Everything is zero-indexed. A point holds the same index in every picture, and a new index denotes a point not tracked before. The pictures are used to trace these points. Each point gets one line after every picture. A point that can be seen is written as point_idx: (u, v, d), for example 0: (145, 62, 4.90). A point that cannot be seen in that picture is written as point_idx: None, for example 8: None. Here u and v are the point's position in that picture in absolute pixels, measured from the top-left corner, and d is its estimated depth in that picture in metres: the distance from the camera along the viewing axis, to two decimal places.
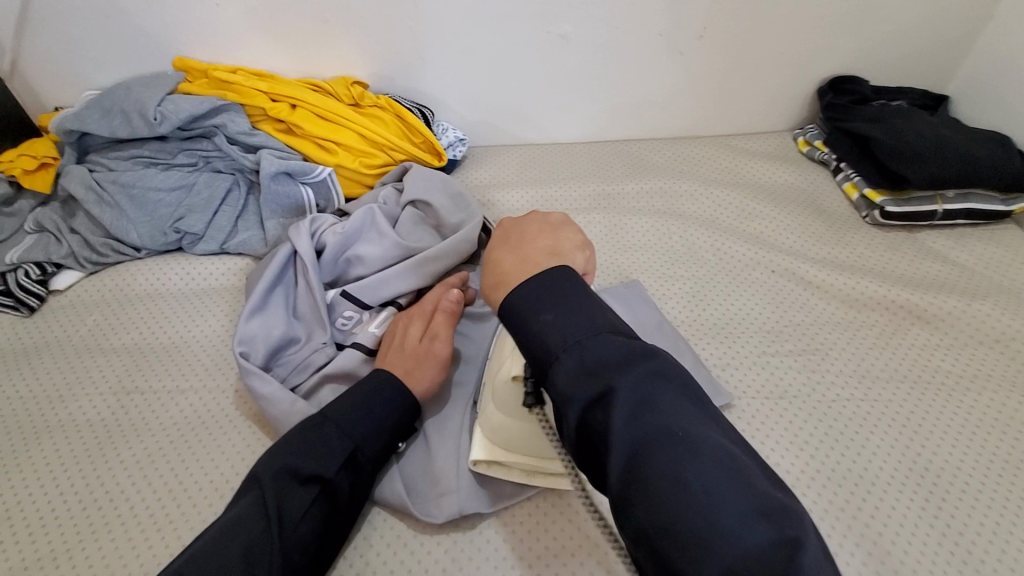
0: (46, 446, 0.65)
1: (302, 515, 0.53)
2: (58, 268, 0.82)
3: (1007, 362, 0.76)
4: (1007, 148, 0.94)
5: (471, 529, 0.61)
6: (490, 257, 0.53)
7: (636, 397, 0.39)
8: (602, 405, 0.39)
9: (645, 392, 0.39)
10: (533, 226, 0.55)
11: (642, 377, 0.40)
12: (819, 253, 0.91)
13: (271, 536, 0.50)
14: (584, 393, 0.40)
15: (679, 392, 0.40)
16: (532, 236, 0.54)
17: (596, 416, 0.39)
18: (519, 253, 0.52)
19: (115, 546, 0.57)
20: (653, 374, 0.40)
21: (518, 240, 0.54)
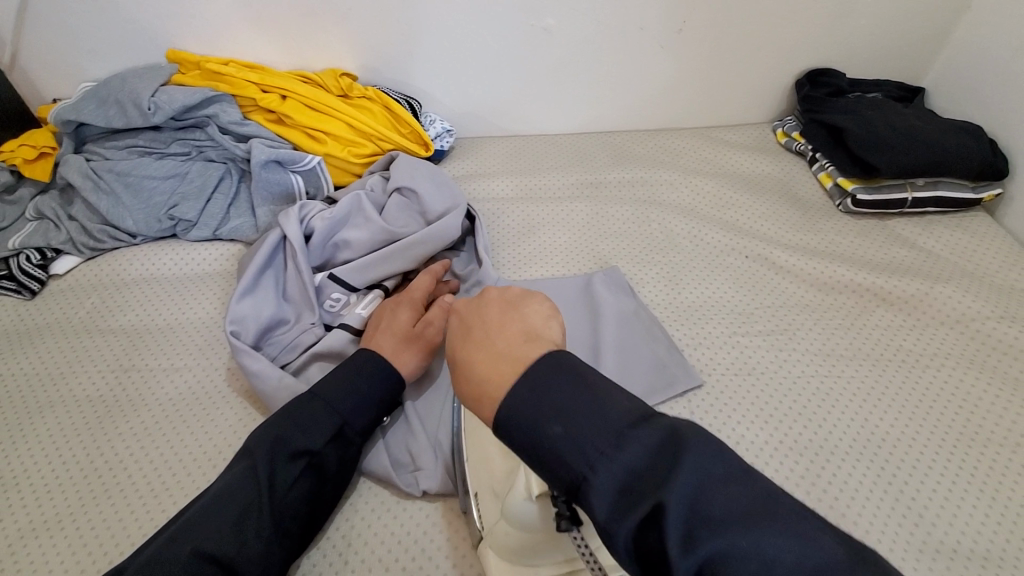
0: (48, 420, 0.68)
1: (292, 484, 0.56)
2: (57, 253, 0.85)
3: (967, 342, 0.80)
4: (976, 138, 0.98)
5: (452, 499, 0.64)
6: (460, 363, 0.44)
7: (690, 506, 0.34)
8: (651, 525, 0.34)
9: (695, 503, 0.34)
10: (491, 301, 0.47)
11: (687, 477, 0.34)
12: (793, 239, 0.94)
13: (263, 503, 0.53)
14: (628, 520, 0.34)
15: (726, 477, 0.35)
16: (495, 323, 0.44)
17: (648, 540, 0.34)
18: (493, 341, 0.43)
19: (114, 512, 0.60)
20: (698, 473, 0.35)
21: (479, 327, 0.45)
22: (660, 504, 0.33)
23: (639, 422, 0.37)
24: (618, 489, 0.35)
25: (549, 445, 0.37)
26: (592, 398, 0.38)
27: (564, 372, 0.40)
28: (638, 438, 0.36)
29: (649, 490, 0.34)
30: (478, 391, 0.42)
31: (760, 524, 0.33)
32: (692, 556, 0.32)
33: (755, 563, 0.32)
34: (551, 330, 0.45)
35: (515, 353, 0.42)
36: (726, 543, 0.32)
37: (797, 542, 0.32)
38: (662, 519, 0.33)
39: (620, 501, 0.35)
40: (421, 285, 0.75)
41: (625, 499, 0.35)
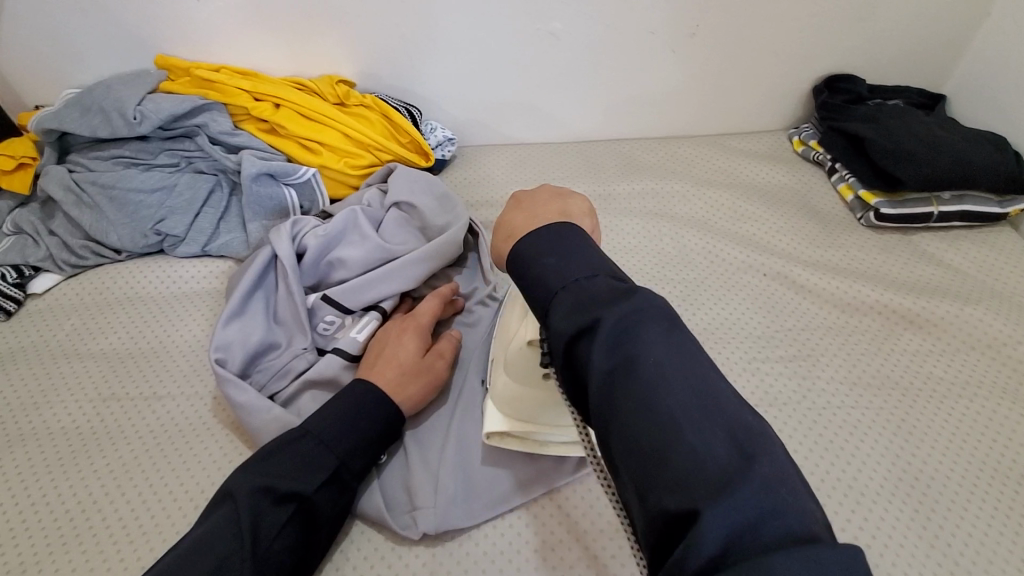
0: (20, 454, 0.63)
1: (278, 533, 0.51)
2: (37, 271, 0.80)
3: (1000, 369, 0.75)
4: (1004, 148, 0.93)
5: (452, 542, 0.60)
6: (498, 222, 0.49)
7: (624, 326, 0.35)
8: (586, 339, 0.36)
9: (629, 323, 0.35)
10: (544, 190, 0.52)
11: (626, 309, 0.36)
12: (812, 255, 0.90)
13: (245, 556, 0.48)
14: (568, 330, 0.36)
15: (665, 320, 0.36)
16: (541, 200, 0.50)
17: (580, 350, 0.36)
18: (532, 209, 0.49)
19: (87, 558, 0.56)
20: (640, 309, 0.36)
21: (528, 202, 0.50)
22: (598, 322, 0.35)
23: (602, 273, 0.39)
24: (573, 300, 0.38)
25: (536, 273, 0.41)
26: (584, 248, 0.42)
27: (584, 244, 0.42)
28: (603, 283, 0.38)
29: (600, 307, 0.36)
30: (506, 231, 0.47)
31: (678, 362, 0.34)
32: (611, 361, 0.35)
33: (658, 384, 0.33)
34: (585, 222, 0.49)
35: (547, 218, 0.47)
36: (638, 357, 0.34)
37: (702, 386, 0.33)
38: (597, 329, 0.35)
39: (568, 305, 0.38)
40: (427, 310, 0.71)
41: (576, 312, 0.37)
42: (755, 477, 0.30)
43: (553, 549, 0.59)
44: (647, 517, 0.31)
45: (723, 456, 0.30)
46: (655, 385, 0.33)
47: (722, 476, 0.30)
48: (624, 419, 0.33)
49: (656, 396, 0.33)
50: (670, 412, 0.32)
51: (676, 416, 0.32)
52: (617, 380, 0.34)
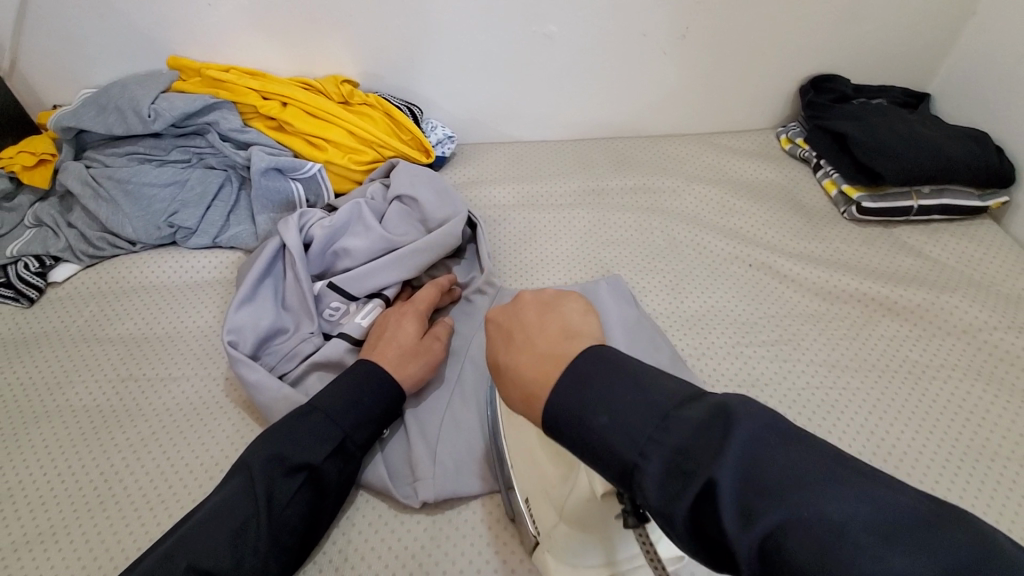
0: (44, 430, 0.67)
1: (289, 499, 0.55)
2: (56, 261, 0.84)
3: (974, 353, 0.79)
4: (982, 145, 0.97)
5: (451, 512, 0.64)
6: (501, 369, 0.43)
7: (741, 479, 0.31)
8: (709, 508, 0.31)
9: (748, 467, 0.31)
10: (526, 303, 0.46)
11: (738, 449, 0.31)
12: (797, 247, 0.94)
13: (259, 518, 0.52)
14: (687, 500, 0.31)
15: (781, 443, 0.32)
16: (535, 327, 0.44)
17: (710, 527, 0.31)
18: (534, 343, 0.42)
19: (110, 524, 0.60)
20: (747, 447, 0.32)
21: (519, 331, 0.44)
22: (711, 480, 0.31)
23: (683, 401, 0.35)
24: (664, 463, 0.33)
25: (593, 438, 0.36)
26: (624, 378, 0.37)
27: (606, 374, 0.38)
28: (686, 414, 0.34)
29: (697, 463, 0.32)
30: (527, 389, 0.41)
31: (831, 502, 0.29)
32: (756, 528, 0.29)
33: (838, 546, 0.27)
34: (589, 326, 0.44)
35: (558, 351, 0.41)
36: (790, 512, 0.29)
37: (870, 511, 0.28)
38: (716, 493, 0.30)
39: (670, 478, 0.33)
40: (426, 297, 0.75)
41: (671, 477, 0.33)
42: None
43: None
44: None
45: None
46: (832, 547, 0.27)
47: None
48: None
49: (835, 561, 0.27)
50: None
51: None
52: (773, 549, 0.28)
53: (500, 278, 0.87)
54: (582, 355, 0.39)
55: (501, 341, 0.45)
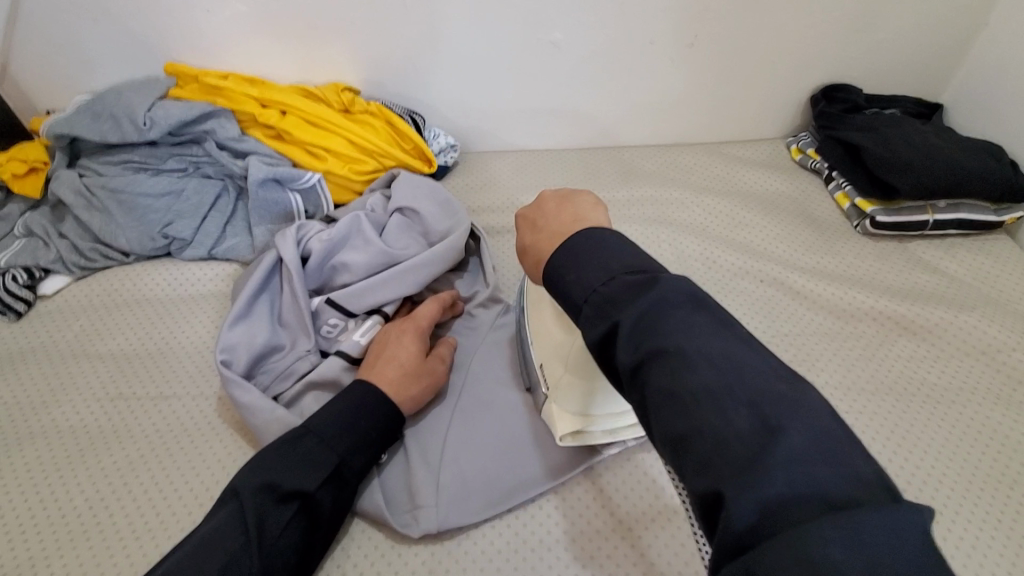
0: (29, 451, 0.65)
1: (282, 530, 0.52)
2: (47, 273, 0.82)
3: (994, 375, 0.76)
4: (1000, 158, 0.94)
5: (451, 541, 0.61)
6: (522, 248, 0.52)
7: (640, 326, 0.37)
8: (611, 342, 0.38)
9: (648, 317, 0.37)
10: (547, 199, 0.53)
11: (647, 303, 0.38)
12: (808, 262, 0.91)
13: (249, 552, 0.50)
14: (597, 329, 0.39)
15: (692, 305, 0.38)
16: (551, 213, 0.51)
17: (609, 359, 0.38)
18: (548, 224, 0.50)
19: (95, 553, 0.57)
20: (657, 301, 0.38)
21: (541, 219, 0.51)
22: (618, 323, 0.38)
23: (624, 271, 0.41)
24: (593, 306, 0.40)
25: (564, 289, 0.43)
26: (607, 253, 0.43)
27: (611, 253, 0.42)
28: (625, 278, 0.40)
29: (617, 309, 0.39)
30: (535, 259, 0.49)
31: (704, 345, 0.36)
32: (634, 356, 0.36)
33: (682, 370, 0.34)
34: (597, 216, 0.50)
35: (565, 231, 0.48)
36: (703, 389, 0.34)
37: (732, 367, 0.34)
38: (619, 333, 0.37)
39: (592, 315, 0.40)
40: (427, 314, 0.72)
41: (591, 317, 0.40)
42: (786, 450, 0.30)
43: (548, 549, 0.60)
44: (696, 504, 0.32)
45: (752, 428, 0.31)
46: (682, 372, 0.34)
47: (759, 454, 0.30)
48: (663, 420, 0.34)
49: (679, 383, 0.34)
50: (707, 391, 0.33)
51: (712, 395, 0.33)
52: (642, 374, 0.36)
53: (504, 293, 0.85)
54: (581, 235, 0.45)
55: (523, 227, 0.52)
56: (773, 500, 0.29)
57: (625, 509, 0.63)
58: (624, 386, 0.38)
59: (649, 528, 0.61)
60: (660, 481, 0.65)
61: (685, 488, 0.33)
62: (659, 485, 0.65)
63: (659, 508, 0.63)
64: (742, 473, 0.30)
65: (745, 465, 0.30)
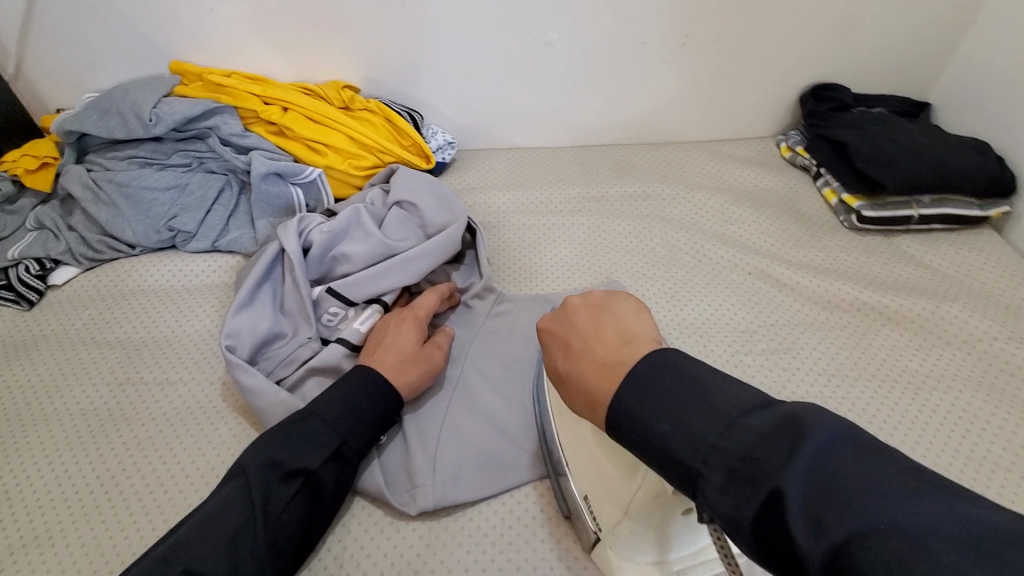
0: (41, 433, 0.67)
1: (285, 504, 0.55)
2: (56, 264, 0.84)
3: (975, 363, 0.78)
4: (982, 155, 0.97)
5: (448, 520, 0.63)
6: (564, 375, 0.47)
7: (812, 485, 0.32)
8: (776, 512, 0.32)
9: (818, 481, 0.32)
10: (577, 308, 0.50)
11: (810, 464, 0.32)
12: (796, 255, 0.93)
13: (254, 524, 0.52)
14: (758, 501, 0.33)
15: (855, 451, 0.33)
16: (589, 332, 0.47)
17: (782, 540, 0.32)
18: (590, 350, 0.46)
19: (105, 529, 0.59)
20: (819, 456, 0.33)
21: (577, 339, 0.48)
22: (779, 489, 0.32)
23: (752, 408, 0.37)
24: (727, 470, 0.35)
25: (652, 438, 0.39)
26: (692, 389, 0.39)
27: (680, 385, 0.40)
28: (753, 424, 0.36)
29: (766, 473, 0.33)
30: (584, 394, 0.44)
31: (906, 510, 0.30)
32: (823, 536, 0.30)
33: (908, 553, 0.28)
34: (642, 329, 0.47)
35: (613, 354, 0.44)
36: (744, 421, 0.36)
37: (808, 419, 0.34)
38: (786, 504, 0.32)
39: (733, 486, 0.34)
40: (426, 303, 0.75)
41: (731, 484, 0.34)
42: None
43: (543, 527, 0.63)
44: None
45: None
46: (901, 553, 0.28)
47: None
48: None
49: (908, 565, 0.27)
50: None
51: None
52: (841, 550, 0.29)
53: (500, 284, 0.87)
54: (640, 363, 0.42)
55: (560, 348, 0.48)
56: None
57: None
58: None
59: None
60: None
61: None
62: None
63: None
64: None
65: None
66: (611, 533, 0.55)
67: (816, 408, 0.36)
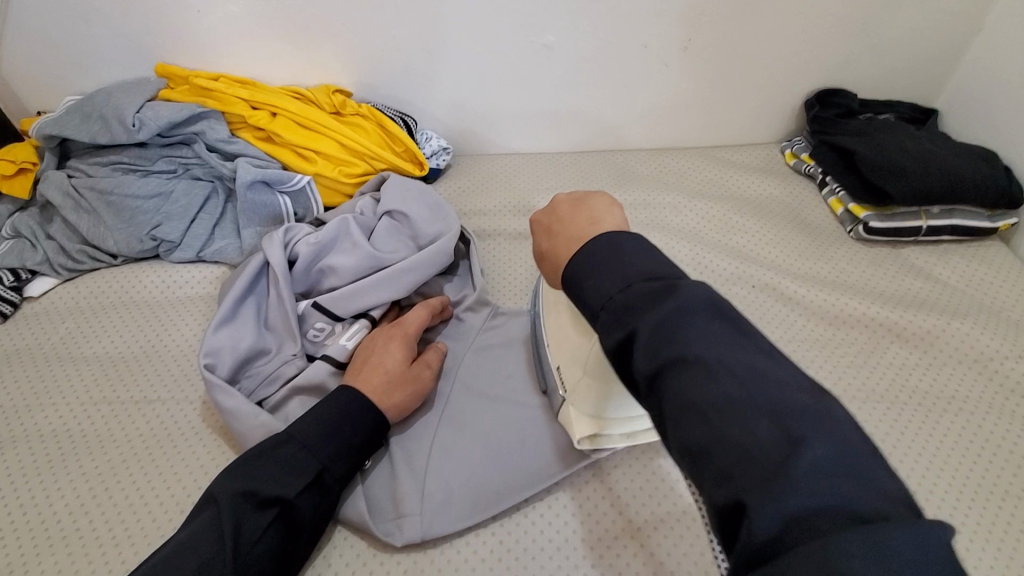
0: (11, 454, 0.64)
1: (259, 537, 0.52)
2: (33, 274, 0.82)
3: (985, 383, 0.75)
4: (994, 164, 0.94)
5: (434, 550, 0.60)
6: (540, 255, 0.51)
7: (660, 332, 0.36)
8: (627, 352, 0.38)
9: (668, 325, 0.36)
10: (561, 202, 0.51)
11: (664, 315, 0.37)
12: (800, 267, 0.90)
13: (224, 561, 0.49)
14: (616, 334, 0.38)
15: (710, 314, 0.37)
16: (566, 217, 0.50)
17: (627, 367, 0.38)
18: (565, 230, 0.49)
19: (73, 560, 0.56)
20: (679, 310, 0.37)
21: (558, 225, 0.50)
22: (634, 330, 0.37)
23: (644, 277, 0.40)
24: (610, 314, 0.39)
25: (581, 295, 0.42)
26: (622, 259, 0.41)
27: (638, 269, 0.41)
28: (639, 287, 0.39)
29: (633, 317, 0.38)
30: (553, 265, 0.49)
31: (720, 351, 0.35)
32: (653, 364, 0.36)
33: (703, 381, 0.34)
34: (614, 216, 0.49)
35: (583, 233, 0.47)
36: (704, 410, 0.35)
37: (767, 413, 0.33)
38: (635, 343, 0.37)
39: (608, 324, 0.39)
40: (413, 320, 0.71)
41: (609, 324, 0.39)
42: (804, 462, 0.30)
43: (534, 558, 0.60)
44: (713, 513, 0.33)
45: (770, 438, 0.31)
46: (700, 382, 0.34)
47: (779, 466, 0.30)
48: (682, 428, 0.34)
49: (700, 392, 0.34)
50: (727, 402, 0.33)
51: (731, 407, 0.33)
52: (662, 379, 0.35)
53: (494, 297, 0.84)
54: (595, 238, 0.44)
55: (538, 232, 0.52)
56: (801, 513, 0.29)
57: (610, 518, 0.62)
58: (641, 394, 0.37)
59: (635, 538, 0.61)
60: (646, 490, 0.64)
61: (703, 496, 0.33)
62: (646, 492, 0.64)
63: (645, 517, 0.62)
64: (769, 488, 0.30)
65: (772, 483, 0.30)
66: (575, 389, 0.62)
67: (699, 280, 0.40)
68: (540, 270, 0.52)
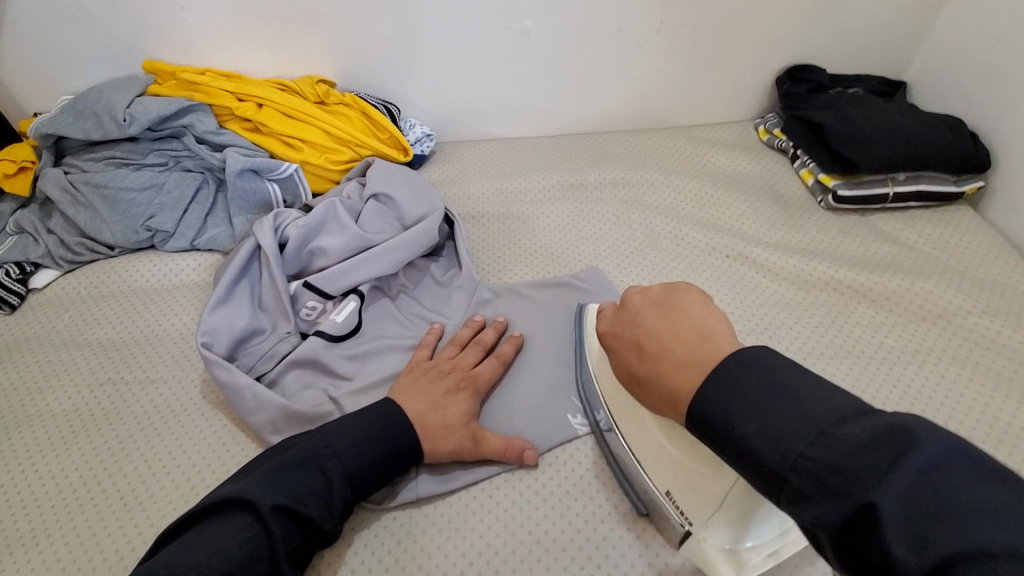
0: (21, 435, 0.67)
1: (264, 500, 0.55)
2: (36, 267, 0.85)
3: (950, 337, 0.79)
4: (957, 131, 0.97)
5: (428, 507, 0.62)
6: (645, 378, 0.50)
7: (913, 509, 0.32)
8: (862, 527, 0.33)
9: (922, 505, 0.32)
10: (647, 312, 0.54)
11: (897, 468, 0.33)
12: (774, 236, 0.94)
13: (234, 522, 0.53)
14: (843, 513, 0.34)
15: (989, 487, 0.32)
16: (659, 331, 0.51)
17: (873, 554, 0.33)
18: (671, 351, 0.48)
19: (86, 528, 0.60)
20: (924, 470, 0.33)
21: (648, 338, 0.51)
22: (875, 506, 0.33)
23: (848, 417, 0.37)
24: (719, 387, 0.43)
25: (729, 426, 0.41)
26: (777, 390, 0.41)
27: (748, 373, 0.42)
28: (852, 438, 0.36)
29: (857, 486, 0.34)
30: (666, 393, 0.48)
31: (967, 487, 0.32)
32: (925, 559, 0.30)
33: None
34: (719, 327, 0.49)
35: (692, 357, 0.47)
36: (925, 501, 0.32)
37: (1020, 517, 0.30)
38: (864, 498, 0.33)
39: (816, 493, 0.36)
40: (466, 361, 0.70)
41: (815, 494, 0.36)
42: None
43: (524, 509, 0.62)
44: None
45: None
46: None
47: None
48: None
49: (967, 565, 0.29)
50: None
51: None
52: (937, 563, 0.30)
53: (480, 273, 0.87)
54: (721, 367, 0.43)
55: (631, 347, 0.53)
56: None
57: (592, 471, 0.65)
58: (860, 551, 0.34)
59: (615, 488, 0.64)
60: None
61: None
62: None
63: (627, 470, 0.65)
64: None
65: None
66: (705, 521, 0.55)
67: (935, 429, 0.35)
68: (646, 395, 0.51)
